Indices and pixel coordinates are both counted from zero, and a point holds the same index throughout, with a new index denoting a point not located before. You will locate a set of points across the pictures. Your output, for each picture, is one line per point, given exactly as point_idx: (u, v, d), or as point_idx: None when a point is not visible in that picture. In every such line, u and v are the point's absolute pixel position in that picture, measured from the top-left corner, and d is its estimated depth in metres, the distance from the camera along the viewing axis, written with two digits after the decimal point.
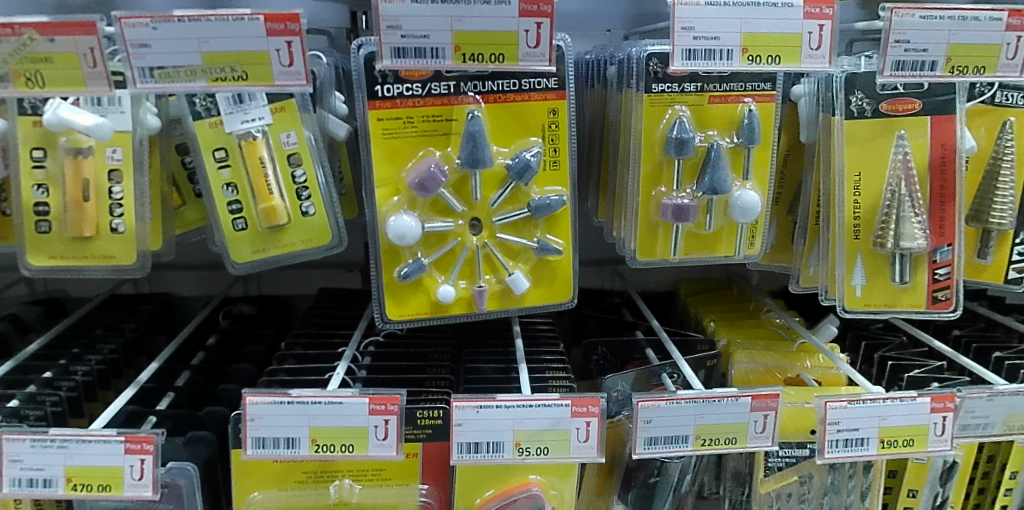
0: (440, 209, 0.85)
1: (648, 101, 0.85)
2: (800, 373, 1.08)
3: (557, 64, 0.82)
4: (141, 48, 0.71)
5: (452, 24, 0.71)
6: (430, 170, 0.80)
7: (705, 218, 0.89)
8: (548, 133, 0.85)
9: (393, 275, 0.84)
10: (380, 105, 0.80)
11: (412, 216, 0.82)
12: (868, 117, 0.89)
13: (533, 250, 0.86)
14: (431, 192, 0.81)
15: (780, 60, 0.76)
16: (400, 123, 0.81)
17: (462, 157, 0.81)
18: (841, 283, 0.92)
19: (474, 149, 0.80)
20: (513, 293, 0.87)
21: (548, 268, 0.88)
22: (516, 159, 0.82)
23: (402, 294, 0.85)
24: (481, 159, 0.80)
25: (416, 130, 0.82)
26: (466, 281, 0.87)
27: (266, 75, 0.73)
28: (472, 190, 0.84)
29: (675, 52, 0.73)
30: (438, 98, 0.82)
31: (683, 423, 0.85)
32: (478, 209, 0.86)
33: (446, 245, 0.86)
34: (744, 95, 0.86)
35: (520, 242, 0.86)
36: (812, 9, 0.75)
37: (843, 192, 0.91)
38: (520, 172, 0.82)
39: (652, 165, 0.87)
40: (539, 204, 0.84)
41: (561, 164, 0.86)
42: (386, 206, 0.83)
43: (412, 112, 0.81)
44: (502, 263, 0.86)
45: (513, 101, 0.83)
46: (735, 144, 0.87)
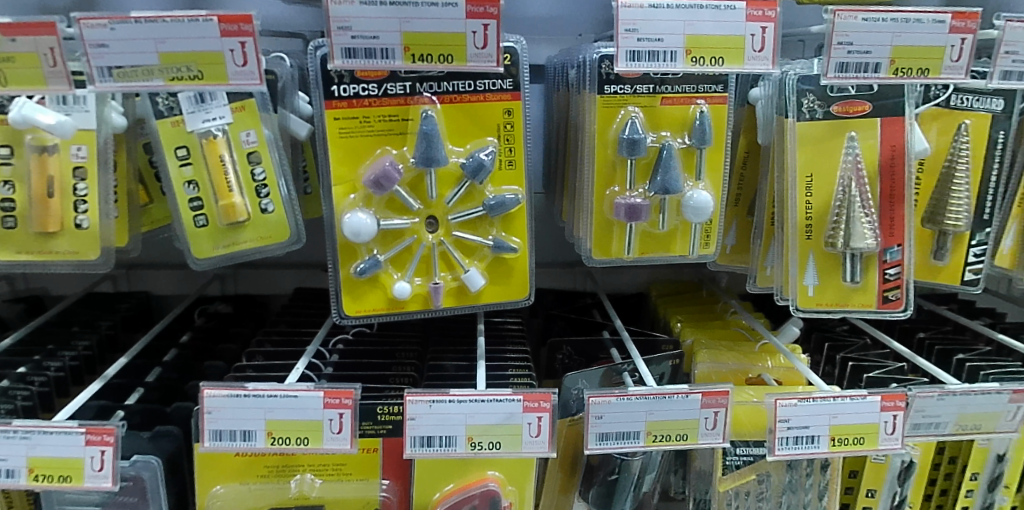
0: (397, 207, 0.87)
1: (601, 102, 0.87)
2: (761, 373, 1.11)
3: (511, 65, 0.84)
4: (99, 48, 0.73)
5: (400, 25, 0.73)
6: (384, 168, 0.82)
7: (659, 217, 0.91)
8: (502, 133, 0.87)
9: (350, 271, 0.86)
10: (337, 105, 0.82)
11: (367, 213, 0.83)
12: (819, 119, 0.91)
13: (489, 248, 0.88)
14: (387, 189, 0.83)
15: (724, 62, 0.78)
16: (356, 123, 0.83)
17: (417, 155, 0.83)
18: (794, 283, 0.93)
19: (428, 148, 0.82)
20: (468, 291, 0.89)
21: (503, 266, 0.90)
22: (471, 158, 0.84)
23: (359, 290, 0.86)
24: (435, 157, 0.82)
25: (373, 130, 0.84)
26: (423, 278, 0.89)
27: (221, 75, 0.75)
28: (428, 188, 0.86)
29: (619, 54, 0.75)
30: (394, 98, 0.83)
31: (634, 419, 0.86)
32: (435, 207, 0.88)
33: (402, 242, 0.87)
34: (696, 97, 0.89)
35: (475, 240, 0.88)
36: (754, 11, 0.77)
37: (795, 193, 0.92)
38: (475, 170, 0.84)
39: (606, 165, 0.89)
40: (494, 203, 0.86)
41: (516, 163, 0.88)
42: (343, 203, 0.85)
43: (369, 111, 0.83)
44: (458, 260, 0.88)
45: (468, 101, 0.85)
46: (687, 145, 0.89)
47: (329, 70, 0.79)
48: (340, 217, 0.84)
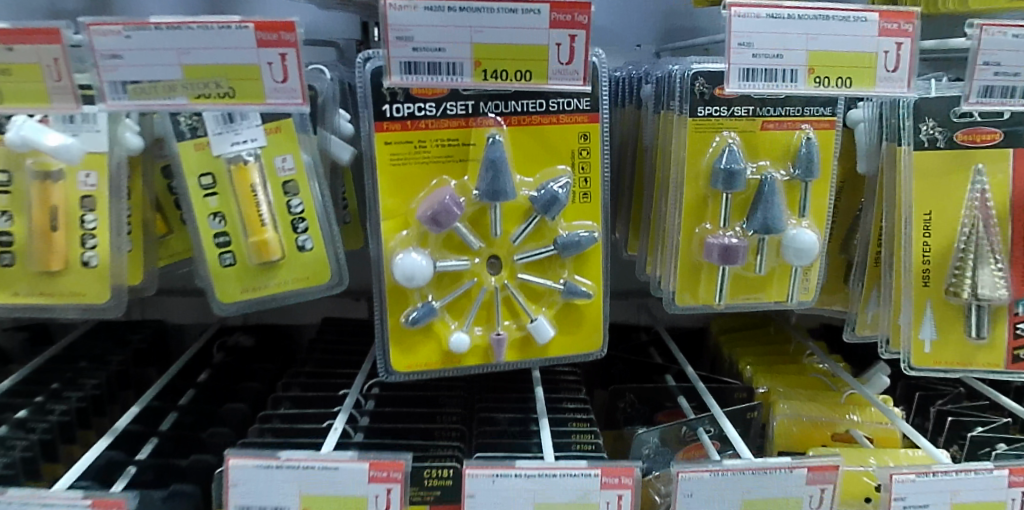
0: (456, 244, 0.75)
1: (693, 126, 0.75)
2: (849, 428, 0.99)
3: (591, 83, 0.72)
4: (113, 59, 0.61)
5: (471, 35, 0.61)
6: (444, 203, 0.70)
7: (755, 260, 0.79)
8: (577, 160, 0.74)
9: (400, 320, 0.74)
10: (388, 127, 0.69)
11: (422, 254, 0.71)
12: (941, 148, 0.79)
13: (560, 294, 0.76)
14: (445, 226, 0.71)
15: (852, 83, 0.65)
16: (410, 148, 0.71)
17: (481, 187, 0.71)
18: (908, 336, 0.81)
19: (495, 179, 0.70)
20: (535, 343, 0.77)
21: (574, 313, 0.78)
22: (542, 190, 0.72)
23: (409, 342, 0.74)
24: (502, 189, 0.70)
25: (430, 157, 0.72)
26: (483, 328, 0.76)
27: (256, 92, 0.63)
28: (492, 224, 0.73)
29: (731, 72, 0.63)
30: (454, 120, 0.71)
31: (729, 498, 0.75)
32: (499, 246, 0.76)
33: (460, 286, 0.75)
34: (801, 121, 0.76)
35: (544, 283, 0.76)
36: (889, 24, 0.64)
37: (911, 232, 0.80)
38: (548, 204, 0.72)
39: (696, 198, 0.77)
40: (569, 242, 0.74)
41: (592, 196, 0.76)
42: (394, 241, 0.73)
43: (425, 135, 0.71)
44: (524, 308, 0.76)
45: (540, 124, 0.73)
46: (791, 177, 0.77)
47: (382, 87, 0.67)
48: (391, 257, 0.72)
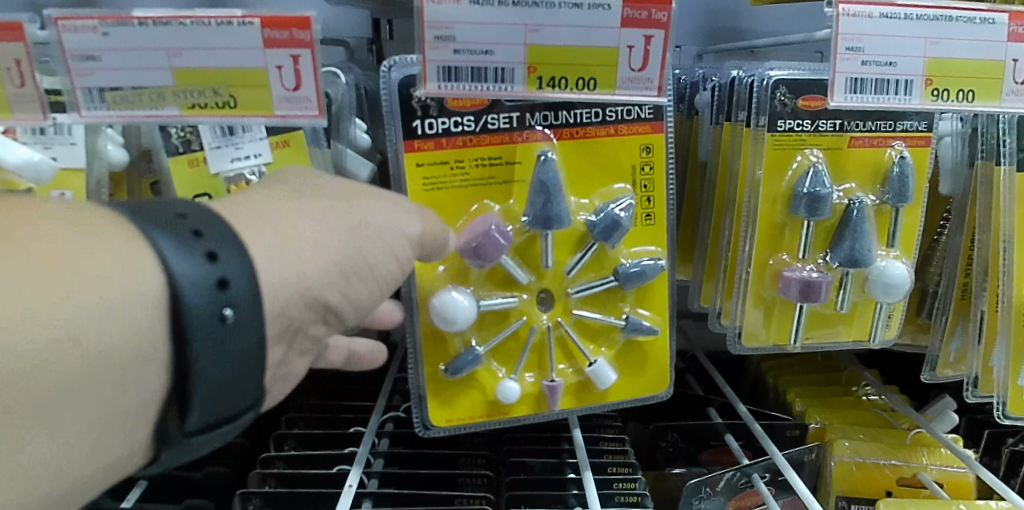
0: (501, 278, 0.64)
1: (771, 143, 0.64)
2: (917, 472, 0.88)
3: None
4: (88, 62, 0.50)
5: (526, 35, 0.51)
6: (490, 233, 0.59)
7: (836, 296, 0.69)
8: (639, 178, 0.64)
9: (439, 370, 0.64)
10: (419, 146, 0.59)
11: (465, 293, 0.61)
12: None
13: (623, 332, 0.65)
14: (485, 261, 0.60)
15: (974, 96, 0.55)
16: (446, 170, 0.60)
17: (529, 214, 0.60)
18: (1004, 382, 0.72)
19: (546, 205, 0.59)
20: (592, 388, 0.66)
21: (636, 352, 0.68)
22: (601, 215, 0.61)
23: (450, 392, 0.64)
24: (555, 215, 0.59)
25: (470, 179, 0.61)
26: (534, 372, 0.66)
27: (262, 102, 0.53)
28: (544, 255, 0.63)
29: (836, 82, 0.53)
30: (496, 135, 0.60)
31: None
32: (551, 279, 0.65)
33: (507, 327, 0.65)
34: (893, 137, 0.66)
35: (602, 321, 0.65)
36: (1020, 27, 0.54)
37: (1011, 266, 0.70)
38: (608, 231, 0.61)
39: (771, 227, 0.67)
40: (633, 275, 0.63)
41: (656, 217, 0.65)
42: (425, 277, 0.62)
43: (463, 154, 0.60)
44: (582, 349, 0.65)
45: (596, 137, 0.62)
46: (881, 202, 0.67)
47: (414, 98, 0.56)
48: (428, 295, 0.62)
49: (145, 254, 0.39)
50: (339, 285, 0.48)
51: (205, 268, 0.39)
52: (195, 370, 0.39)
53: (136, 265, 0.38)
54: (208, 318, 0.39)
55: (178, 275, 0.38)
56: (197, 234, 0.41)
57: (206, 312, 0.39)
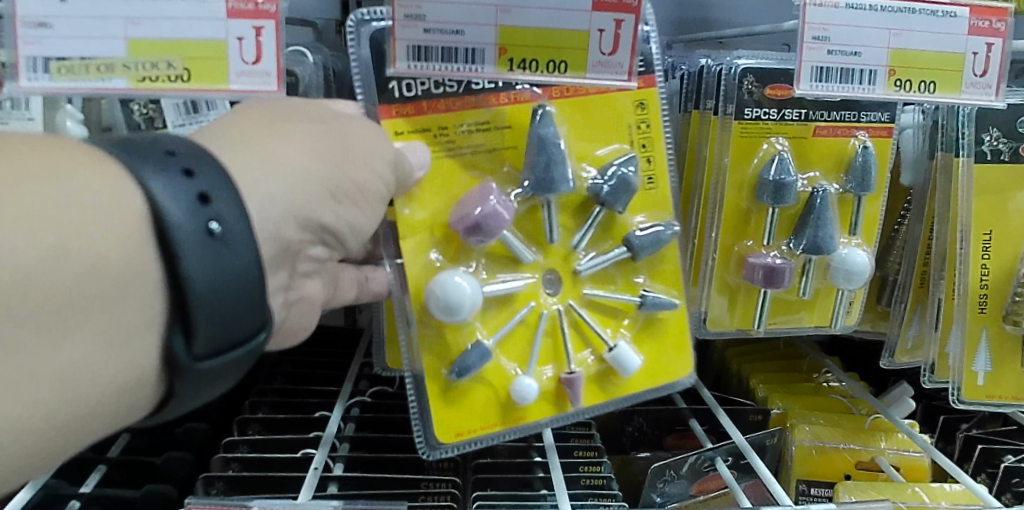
0: (504, 257, 0.63)
1: (738, 130, 0.65)
2: (875, 456, 0.91)
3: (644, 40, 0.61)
4: (42, 30, 0.49)
5: (497, 15, 0.51)
6: (486, 206, 0.58)
7: (799, 282, 0.70)
8: (637, 136, 0.63)
9: (443, 372, 0.61)
10: (399, 109, 0.58)
11: (467, 279, 0.59)
12: (1004, 161, 0.71)
13: (641, 309, 0.64)
14: (495, 235, 0.59)
15: (936, 88, 0.56)
16: (431, 138, 0.59)
17: (530, 178, 0.60)
18: (959, 368, 0.73)
19: (546, 171, 0.59)
20: (612, 375, 0.65)
21: (656, 329, 0.66)
22: (611, 177, 0.60)
23: (456, 395, 0.61)
24: (554, 179, 0.59)
25: (461, 145, 0.60)
26: (546, 366, 0.64)
27: (218, 74, 0.51)
28: (546, 229, 0.62)
29: (801, 71, 0.53)
30: (481, 96, 0.60)
31: None
32: (562, 257, 0.64)
33: (515, 313, 0.63)
34: (857, 127, 0.67)
35: (619, 299, 0.64)
36: (980, 22, 0.55)
37: (966, 255, 0.72)
38: (618, 195, 0.61)
39: (738, 214, 0.68)
40: (652, 239, 0.62)
41: (660, 182, 0.64)
42: (416, 262, 0.60)
43: (449, 119, 0.59)
44: (601, 334, 0.64)
45: (591, 94, 0.61)
46: (844, 190, 0.68)
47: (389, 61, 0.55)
48: (426, 277, 0.61)
49: (125, 182, 0.39)
50: (331, 205, 0.51)
51: (184, 184, 0.40)
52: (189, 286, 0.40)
53: (119, 190, 0.39)
54: (197, 232, 0.39)
55: (157, 191, 0.39)
56: (170, 153, 0.41)
57: (195, 226, 0.39)
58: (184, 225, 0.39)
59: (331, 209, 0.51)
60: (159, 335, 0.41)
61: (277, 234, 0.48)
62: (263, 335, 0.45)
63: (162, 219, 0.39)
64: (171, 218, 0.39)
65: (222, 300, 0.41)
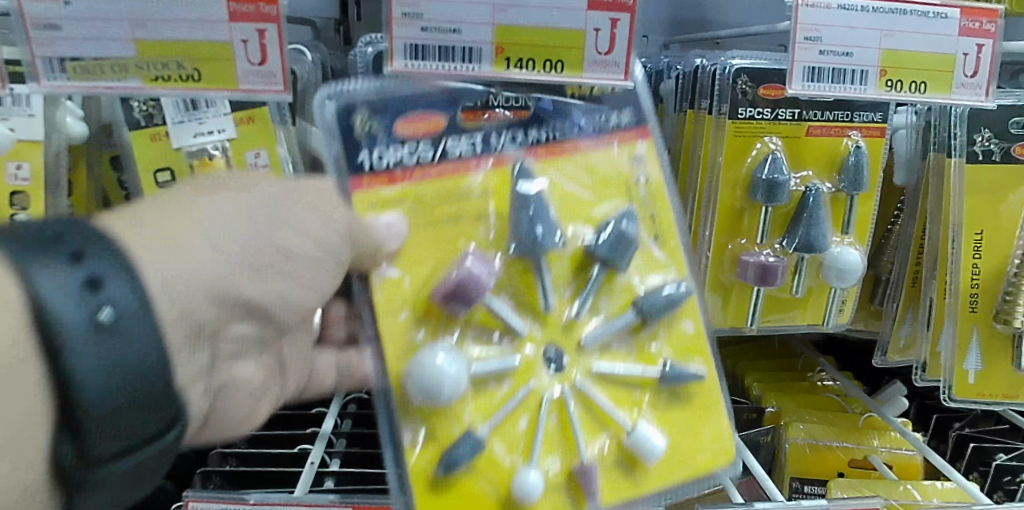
0: (493, 331, 0.54)
1: (732, 129, 0.66)
2: (868, 454, 0.91)
3: (630, 94, 0.59)
4: (48, 30, 0.49)
5: (495, 15, 0.51)
6: (466, 270, 0.51)
7: (792, 281, 0.71)
8: (635, 195, 0.58)
9: (427, 468, 0.51)
10: (368, 174, 0.52)
11: (451, 360, 0.50)
12: (997, 161, 0.71)
13: (662, 383, 0.55)
14: (479, 299, 0.51)
15: (927, 88, 0.57)
16: (406, 207, 0.53)
17: (515, 240, 0.54)
18: (949, 366, 0.74)
19: (534, 221, 0.53)
20: (637, 469, 0.54)
21: (680, 411, 0.56)
22: (609, 232, 0.54)
23: (442, 497, 0.51)
24: (543, 233, 0.53)
25: (441, 215, 0.53)
26: (552, 460, 0.53)
27: (226, 76, 0.52)
28: (542, 294, 0.54)
29: (793, 70, 0.54)
30: (461, 161, 0.54)
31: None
32: (564, 331, 0.55)
33: (512, 394, 0.53)
34: (850, 127, 0.68)
35: (635, 373, 0.55)
36: (971, 23, 0.56)
37: (958, 254, 0.72)
38: (620, 248, 0.54)
39: (731, 211, 0.69)
40: (660, 298, 0.55)
41: (665, 240, 0.58)
42: (391, 337, 0.52)
43: (427, 186, 0.53)
44: (617, 415, 0.54)
45: (583, 151, 0.57)
46: (837, 190, 0.69)
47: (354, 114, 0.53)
48: (403, 359, 0.51)
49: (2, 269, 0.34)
50: (258, 278, 0.44)
51: (68, 271, 0.34)
52: (76, 388, 0.34)
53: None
54: (85, 323, 0.34)
55: (36, 279, 0.34)
56: (58, 236, 0.36)
57: (80, 319, 0.34)
58: (70, 317, 0.34)
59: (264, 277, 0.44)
60: (47, 448, 0.35)
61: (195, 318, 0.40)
62: (174, 433, 0.39)
63: (43, 315, 0.33)
64: (52, 311, 0.33)
65: (120, 399, 0.35)
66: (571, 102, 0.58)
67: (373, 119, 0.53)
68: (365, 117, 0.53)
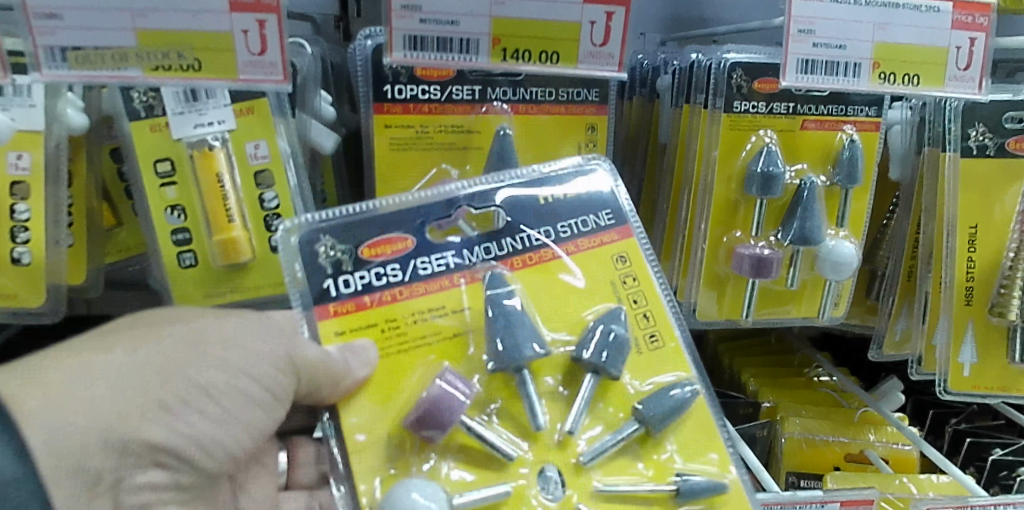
0: (483, 457, 0.54)
1: (727, 123, 0.66)
2: (864, 448, 0.92)
3: (607, 194, 0.60)
4: (49, 19, 0.49)
5: (491, 7, 0.52)
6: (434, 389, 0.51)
7: (787, 273, 0.71)
8: (625, 294, 0.58)
9: None
10: (388, 109, 0.64)
11: (429, 497, 0.49)
12: (990, 156, 0.72)
13: (679, 498, 0.53)
14: (452, 423, 0.51)
15: (920, 81, 0.57)
16: (376, 334, 0.54)
17: (491, 353, 0.54)
18: (945, 359, 0.74)
19: (508, 330, 0.53)
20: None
21: None
22: (596, 342, 0.54)
23: None
24: (520, 342, 0.53)
25: (414, 337, 0.54)
26: None
27: (226, 66, 0.53)
28: (531, 414, 0.54)
29: (787, 63, 0.54)
30: (431, 281, 0.55)
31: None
32: (560, 450, 0.55)
33: None
34: (844, 121, 0.69)
35: (645, 490, 0.53)
36: (964, 16, 0.57)
37: (952, 248, 0.73)
38: (609, 355, 0.54)
39: (726, 203, 0.69)
40: (663, 403, 0.54)
41: (661, 340, 0.58)
42: (364, 479, 0.51)
43: (397, 310, 0.54)
44: None
45: (561, 258, 0.58)
46: (831, 183, 0.69)
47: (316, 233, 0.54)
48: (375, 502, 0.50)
49: None
50: (162, 417, 0.49)
51: None
52: None
53: None
54: None
55: None
56: None
57: None
58: None
59: (167, 424, 0.49)
60: None
61: (84, 466, 0.46)
62: None
63: None
64: None
65: None
66: (546, 207, 0.59)
67: (337, 247, 0.54)
68: (328, 245, 0.54)
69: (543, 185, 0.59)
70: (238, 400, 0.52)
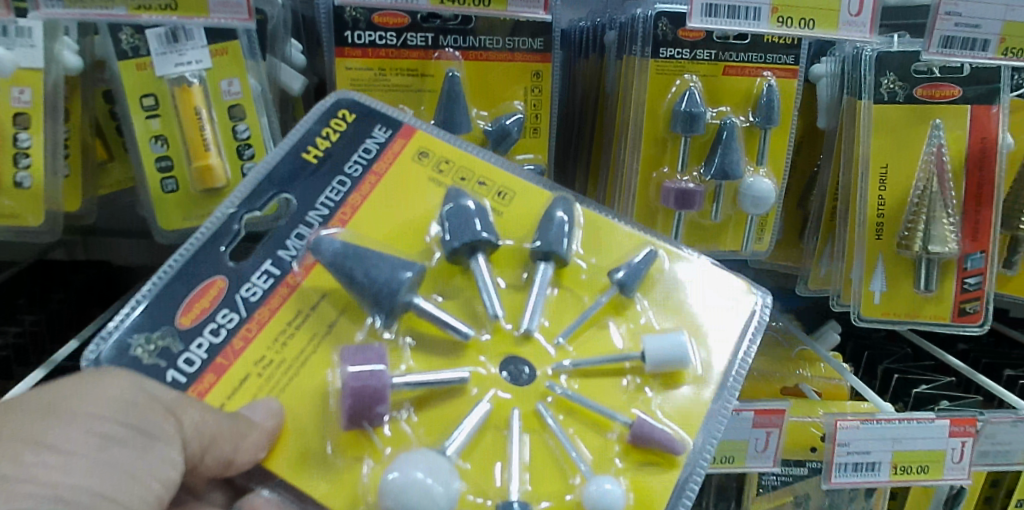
0: (439, 396, 0.59)
1: (654, 68, 0.73)
2: (799, 382, 0.98)
3: (365, 123, 0.68)
4: None
5: None
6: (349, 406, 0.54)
7: (711, 207, 0.79)
8: (453, 176, 0.67)
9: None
10: (348, 53, 0.72)
11: (430, 474, 0.52)
12: (900, 102, 0.79)
13: (624, 292, 0.63)
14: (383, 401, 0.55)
15: (815, 25, 0.65)
16: (256, 383, 0.56)
17: (374, 310, 0.59)
18: (857, 287, 0.81)
19: (372, 273, 0.58)
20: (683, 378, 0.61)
21: (662, 303, 0.65)
22: (448, 229, 0.62)
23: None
24: (391, 274, 0.58)
25: (291, 358, 0.58)
26: (609, 439, 0.59)
27: (198, 6, 0.61)
28: (445, 327, 0.59)
29: (693, 7, 0.62)
30: (266, 299, 0.59)
31: (877, 450, 0.79)
32: (515, 339, 0.61)
33: (511, 432, 0.58)
34: (763, 68, 0.76)
35: (598, 306, 0.63)
36: None
37: (866, 186, 0.80)
38: (461, 229, 0.61)
39: (654, 148, 0.77)
40: (545, 238, 0.63)
41: (507, 193, 0.68)
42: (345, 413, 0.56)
43: (249, 348, 0.57)
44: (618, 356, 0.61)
45: (368, 193, 0.65)
46: (751, 123, 0.77)
47: (123, 340, 0.57)
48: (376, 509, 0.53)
49: None
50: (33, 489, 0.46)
51: None
52: None
53: None
54: None
55: None
56: None
57: None
58: None
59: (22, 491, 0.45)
60: None
61: None
62: None
63: None
64: None
65: None
66: (324, 167, 0.66)
67: (151, 339, 0.57)
68: (144, 348, 0.57)
69: (307, 152, 0.66)
70: (93, 444, 0.49)
